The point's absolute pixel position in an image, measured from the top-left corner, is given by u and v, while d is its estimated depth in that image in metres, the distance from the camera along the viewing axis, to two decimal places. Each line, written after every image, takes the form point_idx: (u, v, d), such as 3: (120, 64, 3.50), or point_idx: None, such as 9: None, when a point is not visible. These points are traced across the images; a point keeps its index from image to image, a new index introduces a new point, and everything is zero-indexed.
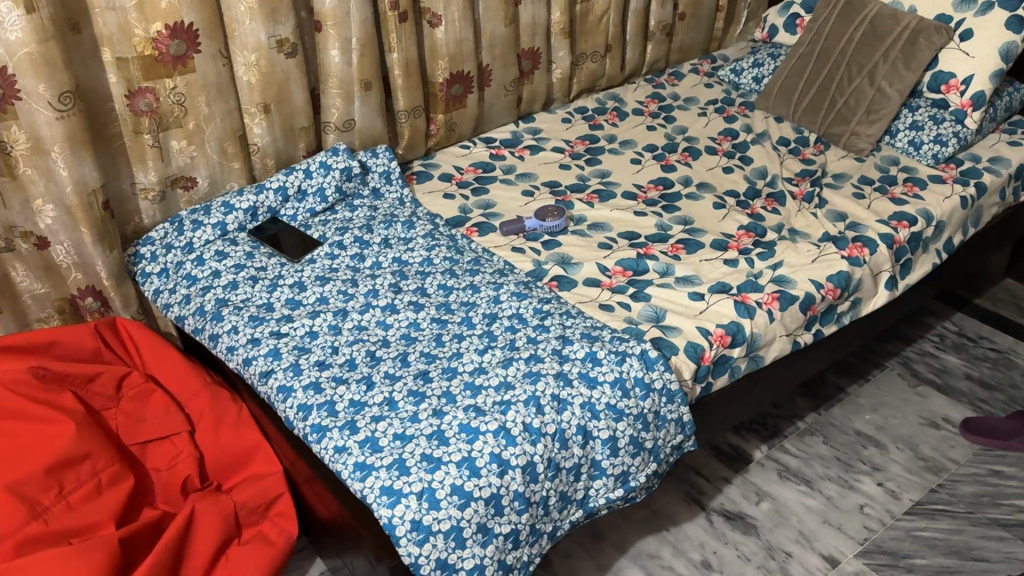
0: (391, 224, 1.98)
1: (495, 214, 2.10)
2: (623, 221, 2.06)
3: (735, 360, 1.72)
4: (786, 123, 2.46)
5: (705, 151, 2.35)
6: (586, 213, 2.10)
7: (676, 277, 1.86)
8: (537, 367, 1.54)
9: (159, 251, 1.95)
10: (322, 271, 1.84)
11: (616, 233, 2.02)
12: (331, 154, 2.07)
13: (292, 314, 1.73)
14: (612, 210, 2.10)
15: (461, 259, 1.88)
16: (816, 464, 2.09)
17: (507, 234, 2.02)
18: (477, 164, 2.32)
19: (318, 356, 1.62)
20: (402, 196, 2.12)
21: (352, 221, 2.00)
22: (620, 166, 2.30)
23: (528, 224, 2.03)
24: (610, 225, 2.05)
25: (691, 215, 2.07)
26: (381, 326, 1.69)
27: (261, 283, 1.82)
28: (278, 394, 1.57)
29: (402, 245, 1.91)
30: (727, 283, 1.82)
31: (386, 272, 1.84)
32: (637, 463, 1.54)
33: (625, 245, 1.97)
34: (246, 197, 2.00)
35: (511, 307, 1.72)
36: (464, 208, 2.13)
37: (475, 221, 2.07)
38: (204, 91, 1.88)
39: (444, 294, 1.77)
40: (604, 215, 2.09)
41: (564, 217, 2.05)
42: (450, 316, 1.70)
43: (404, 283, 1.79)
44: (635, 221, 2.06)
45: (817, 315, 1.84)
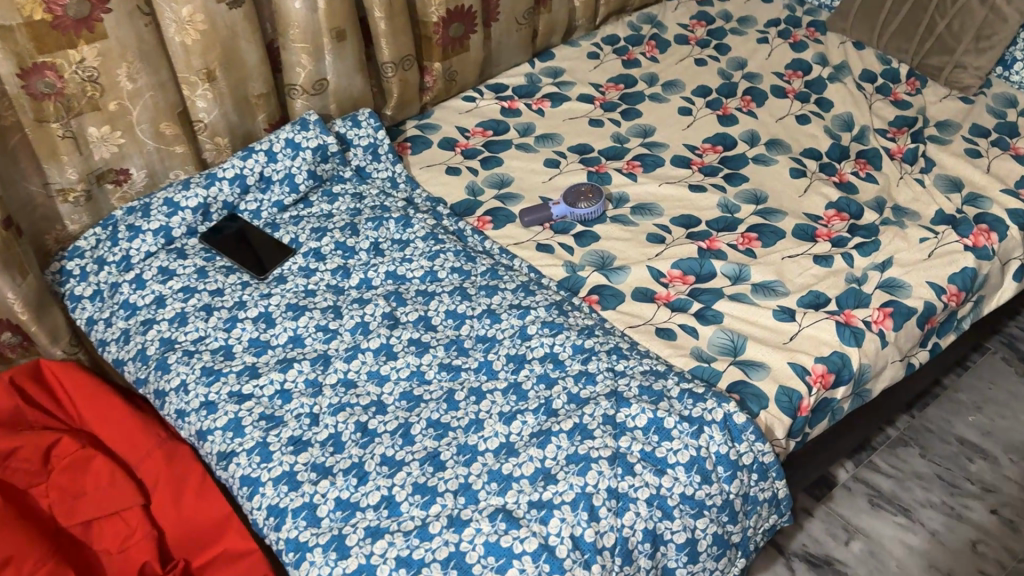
0: (381, 218, 1.54)
1: (512, 195, 1.67)
2: (675, 201, 1.63)
3: (837, 402, 1.32)
4: (868, 51, 1.97)
5: (770, 94, 1.88)
6: (628, 189, 1.66)
7: (752, 284, 1.44)
8: (586, 447, 1.14)
9: (90, 267, 1.54)
10: (294, 296, 1.42)
11: (668, 219, 1.59)
12: (300, 128, 1.62)
13: (257, 363, 1.33)
14: (660, 184, 1.66)
15: (474, 268, 1.46)
16: (914, 487, 1.72)
17: (529, 225, 1.59)
18: (485, 123, 1.86)
19: (291, 430, 1.23)
20: (394, 175, 1.68)
21: (332, 217, 1.57)
22: (665, 119, 1.84)
23: (556, 211, 1.60)
24: (660, 207, 1.62)
25: (761, 189, 1.63)
26: (374, 379, 1.28)
27: (216, 315, 1.41)
28: (242, 488, 1.19)
29: (397, 251, 1.49)
30: (821, 292, 1.40)
31: (377, 294, 1.42)
32: (722, 565, 1.17)
33: (681, 237, 1.55)
34: (192, 191, 1.56)
35: (542, 345, 1.31)
36: (472, 187, 1.69)
37: (487, 207, 1.64)
38: (123, 60, 1.43)
39: (454, 325, 1.36)
40: (651, 193, 1.65)
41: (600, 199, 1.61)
42: (465, 362, 1.30)
43: (401, 310, 1.38)
44: (691, 201, 1.62)
45: (935, 328, 1.43)
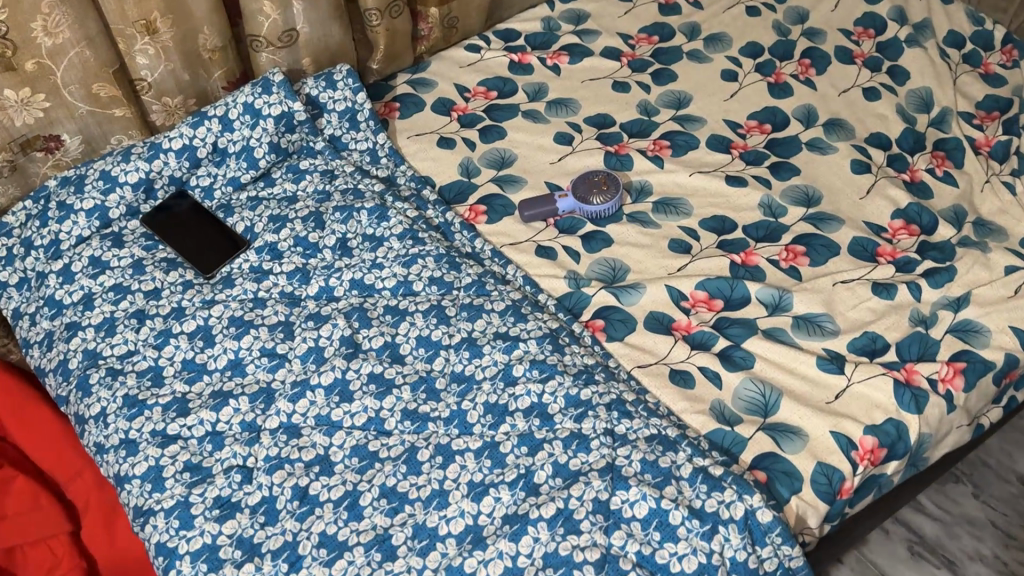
0: (353, 208, 1.30)
1: (513, 179, 1.41)
2: (707, 197, 1.35)
3: (887, 478, 1.08)
4: (956, 6, 1.64)
5: (834, 58, 1.56)
6: (651, 178, 1.39)
7: (793, 317, 1.18)
8: (570, 546, 0.93)
9: (16, 249, 1.32)
10: (240, 306, 1.19)
11: (697, 221, 1.32)
12: (262, 92, 1.35)
13: (189, 395, 1.11)
14: (691, 173, 1.38)
15: (456, 279, 1.22)
16: (962, 534, 1.49)
17: (529, 220, 1.34)
18: (490, 82, 1.57)
19: (218, 489, 1.02)
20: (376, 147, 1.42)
21: (295, 201, 1.33)
22: (703, 84, 1.54)
23: (563, 205, 1.34)
24: (688, 204, 1.35)
25: (813, 186, 1.35)
26: (323, 426, 1.06)
27: (149, 325, 1.19)
28: (157, 558, 1.00)
29: (368, 252, 1.25)
30: (877, 334, 1.15)
31: (339, 309, 1.18)
32: None
33: (710, 247, 1.29)
34: (133, 164, 1.32)
35: (529, 393, 1.07)
36: (467, 166, 1.43)
37: (482, 194, 1.39)
38: (38, 11, 1.16)
39: (426, 357, 1.13)
40: (679, 185, 1.38)
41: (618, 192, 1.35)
42: (433, 410, 1.07)
43: (364, 333, 1.15)
44: (728, 198, 1.35)
45: (1014, 381, 1.18)
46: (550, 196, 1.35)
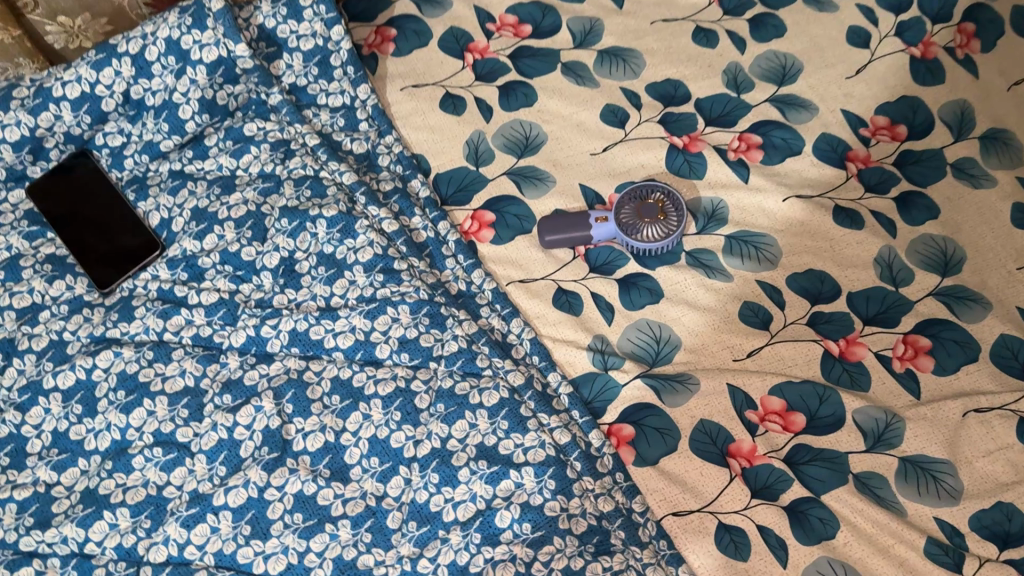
0: (306, 215, 0.93)
1: (538, 173, 1.03)
2: (803, 239, 0.97)
3: None
4: None
5: (1010, 25, 1.11)
6: (728, 197, 1.00)
7: (899, 458, 0.84)
8: None
9: None
10: (136, 356, 0.87)
11: (783, 277, 0.95)
12: (194, 26, 0.95)
13: (55, 492, 0.82)
14: (785, 197, 0.99)
15: (436, 346, 0.88)
16: None
17: (550, 247, 0.97)
18: (524, 9, 1.14)
19: None
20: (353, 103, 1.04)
21: (232, 187, 0.97)
22: (819, 46, 1.10)
23: (597, 233, 0.96)
24: (774, 248, 0.97)
25: (954, 241, 0.96)
26: (223, 572, 0.77)
27: (17, 368, 0.88)
28: None
29: (321, 287, 0.91)
30: (1014, 509, 0.82)
31: (269, 380, 0.86)
32: None
33: (797, 322, 0.92)
34: (12, 115, 0.95)
35: (513, 561, 0.77)
36: (477, 145, 1.05)
37: (492, 194, 1.01)
38: None
39: (379, 473, 0.81)
40: (765, 213, 0.99)
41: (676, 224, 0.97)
42: (379, 565, 0.77)
43: (296, 426, 0.83)
44: (831, 244, 0.96)
45: None
46: (584, 215, 0.97)
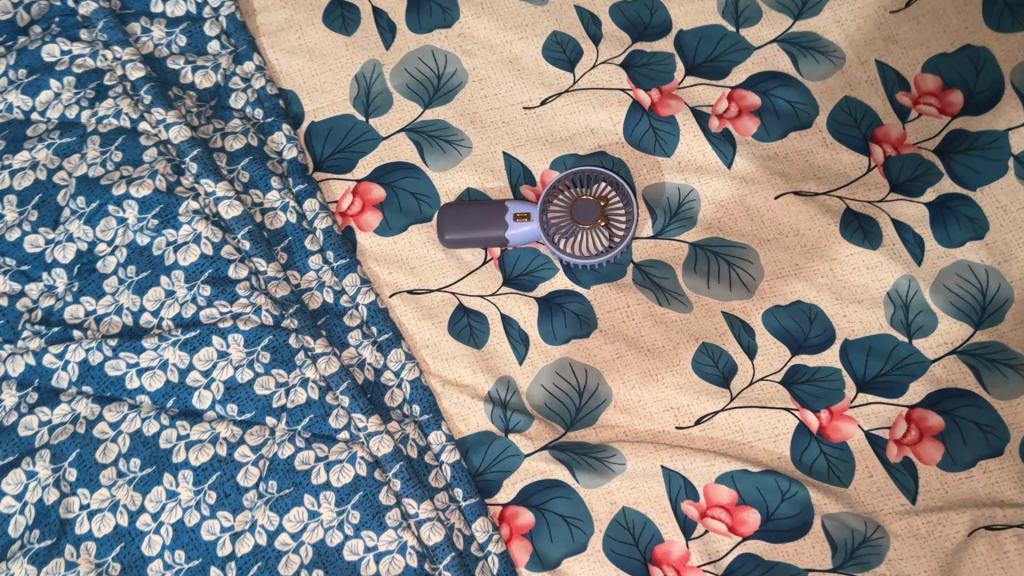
0: (110, 195, 0.69)
1: (449, 132, 0.75)
2: (795, 255, 0.71)
3: None
4: None
5: None
6: (702, 186, 0.73)
7: None
8: None
9: None
10: None
11: (760, 311, 0.70)
12: None
13: None
14: (779, 193, 0.72)
15: (274, 395, 0.66)
16: None
17: (452, 247, 0.72)
18: None
19: None
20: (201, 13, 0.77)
21: (22, 139, 0.71)
22: None
23: (513, 236, 0.71)
24: (754, 267, 0.71)
25: (1001, 275, 0.70)
26: None
27: None
28: None
29: (128, 296, 0.68)
30: None
31: (51, 432, 0.65)
32: None
33: (769, 379, 0.69)
34: None
35: None
36: (368, 84, 0.77)
37: (384, 159, 0.75)
38: None
39: (184, 572, 0.62)
40: (749, 213, 0.72)
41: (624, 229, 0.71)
42: None
43: (79, 500, 0.64)
44: (832, 267, 0.71)
45: None
46: (499, 208, 0.71)
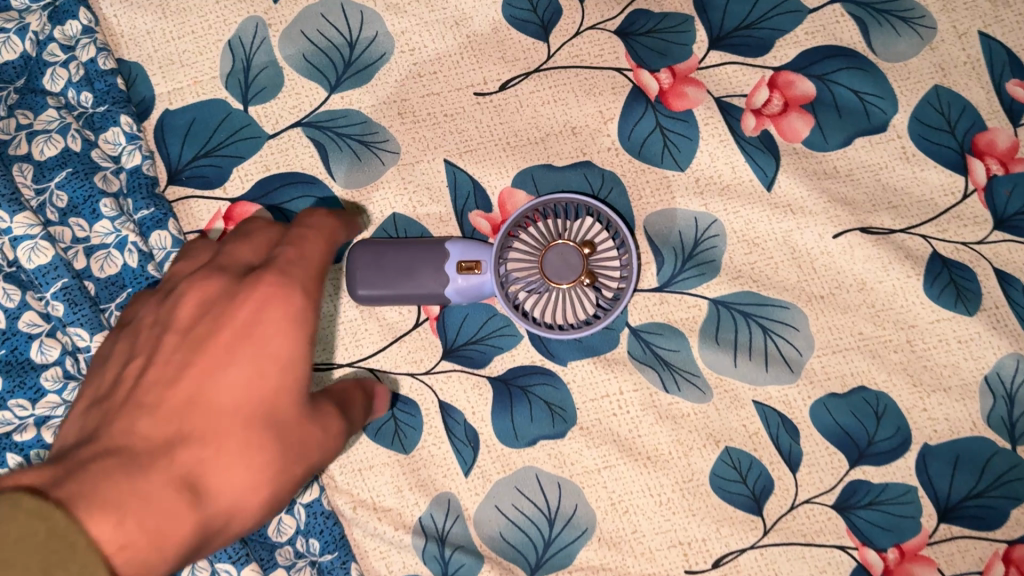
0: None
1: (366, 128, 0.52)
2: (857, 320, 0.50)
3: None
4: None
5: None
6: (730, 216, 0.51)
7: None
8: None
9: None
10: None
11: (807, 403, 0.50)
12: None
13: None
14: (839, 229, 0.51)
15: None
16: None
17: (368, 304, 0.50)
18: None
19: None
20: None
21: None
22: None
23: (461, 293, 0.49)
24: (799, 337, 0.50)
25: None
26: None
27: None
28: None
29: None
30: None
31: None
32: None
33: (816, 503, 0.49)
34: None
35: None
36: (250, 54, 0.53)
37: (273, 168, 0.52)
38: None
39: None
40: (796, 257, 0.51)
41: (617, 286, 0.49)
42: None
43: None
44: (909, 338, 0.50)
45: None
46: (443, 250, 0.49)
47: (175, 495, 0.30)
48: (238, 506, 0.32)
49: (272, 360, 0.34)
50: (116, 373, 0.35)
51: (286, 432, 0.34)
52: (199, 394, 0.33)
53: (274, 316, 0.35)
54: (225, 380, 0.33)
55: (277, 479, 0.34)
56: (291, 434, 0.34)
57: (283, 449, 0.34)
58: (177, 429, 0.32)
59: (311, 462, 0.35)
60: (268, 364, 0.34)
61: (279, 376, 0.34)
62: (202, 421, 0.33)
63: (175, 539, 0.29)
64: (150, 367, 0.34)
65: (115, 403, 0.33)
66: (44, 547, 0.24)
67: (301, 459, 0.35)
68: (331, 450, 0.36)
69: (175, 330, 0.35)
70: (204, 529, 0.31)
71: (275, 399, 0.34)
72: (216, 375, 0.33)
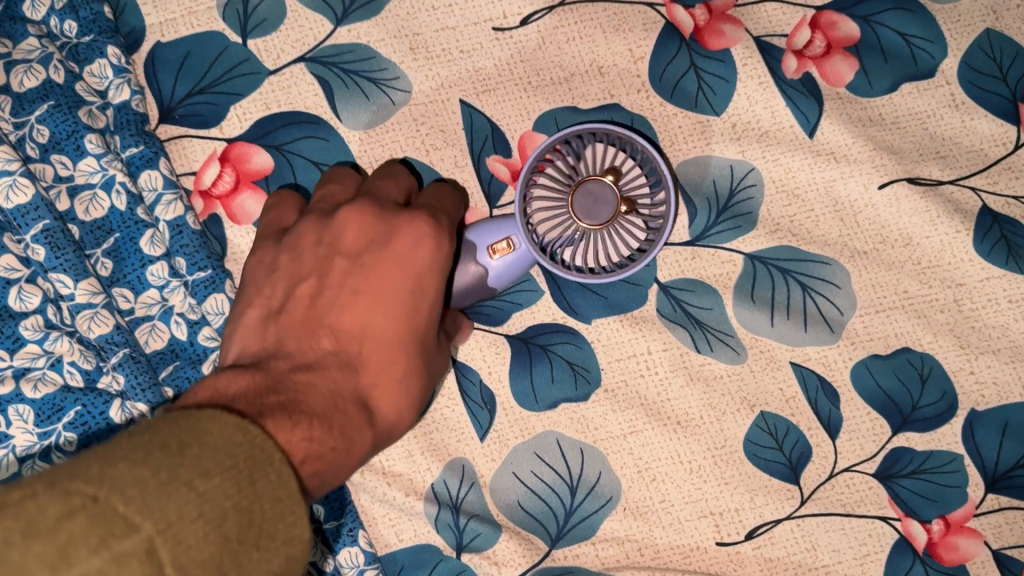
0: None
1: (374, 63, 0.48)
2: (901, 278, 0.47)
3: None
4: None
5: None
6: (768, 164, 0.48)
7: None
8: None
9: None
10: None
11: (848, 364, 0.46)
12: None
13: None
14: (884, 180, 0.47)
15: None
16: None
17: None
18: None
19: None
20: None
21: None
22: None
23: (502, 277, 0.45)
24: (840, 295, 0.47)
25: None
26: None
27: None
28: None
29: None
30: None
31: None
32: None
33: (856, 470, 0.46)
34: None
35: None
36: None
37: (273, 108, 0.48)
38: None
39: None
40: (837, 209, 0.47)
41: (654, 213, 0.44)
42: None
43: None
44: (957, 297, 0.47)
45: None
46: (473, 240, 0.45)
47: (355, 409, 0.34)
48: (401, 416, 0.37)
49: (425, 295, 0.37)
50: (283, 288, 0.38)
51: (430, 357, 0.38)
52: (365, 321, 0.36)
53: (424, 250, 0.37)
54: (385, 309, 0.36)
55: (419, 399, 0.38)
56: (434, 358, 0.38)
57: (425, 372, 0.38)
58: (357, 347, 0.36)
59: (439, 381, 0.40)
60: (420, 297, 0.37)
61: (429, 311, 0.37)
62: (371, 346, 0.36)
63: (362, 446, 0.33)
64: (318, 293, 0.37)
65: (296, 317, 0.36)
66: (250, 461, 0.24)
67: (428, 386, 0.38)
68: (442, 372, 0.41)
69: (340, 253, 0.37)
70: (378, 439, 0.35)
71: (424, 330, 0.37)
72: (378, 302, 0.36)
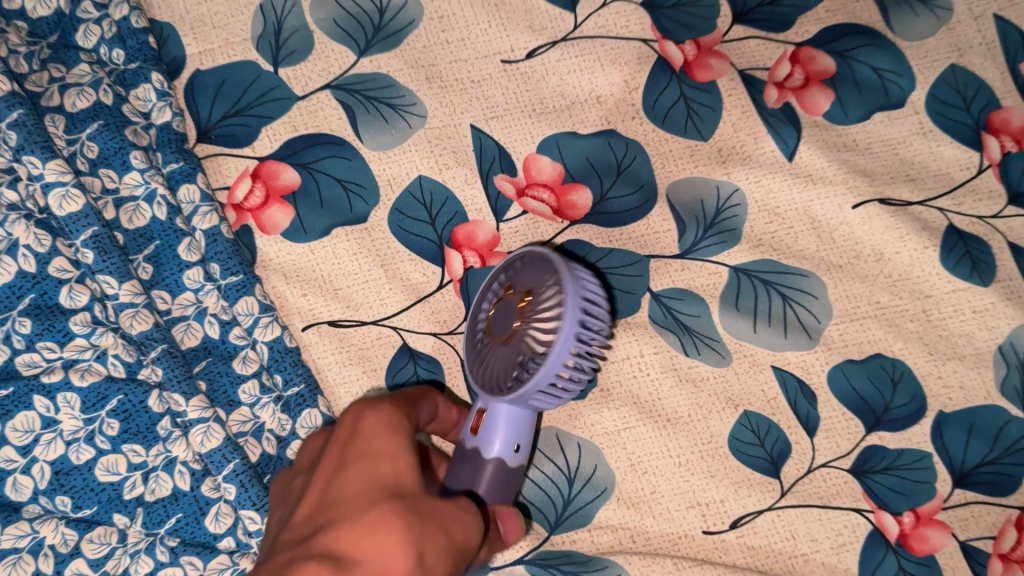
0: None
1: (391, 91, 0.53)
2: (874, 289, 0.51)
3: None
4: None
5: None
6: (751, 185, 0.52)
7: None
8: None
9: None
10: None
11: (825, 368, 0.50)
12: None
13: None
14: (859, 200, 0.52)
15: (127, 482, 0.46)
16: None
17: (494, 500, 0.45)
18: None
19: None
20: None
21: None
22: None
23: (512, 416, 0.45)
24: (817, 305, 0.51)
25: None
26: None
27: None
28: None
29: None
30: None
31: None
32: None
33: (833, 466, 0.49)
34: None
35: None
36: (280, 18, 0.53)
37: (299, 130, 0.52)
38: None
39: None
40: (815, 226, 0.52)
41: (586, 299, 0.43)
42: None
43: None
44: (926, 307, 0.51)
45: None
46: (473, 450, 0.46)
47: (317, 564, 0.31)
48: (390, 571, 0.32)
49: (383, 455, 0.38)
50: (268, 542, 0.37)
51: (416, 506, 0.36)
52: (328, 497, 0.36)
53: (376, 432, 0.39)
54: (342, 486, 0.36)
55: (424, 555, 0.34)
56: (421, 506, 0.36)
57: (414, 518, 0.35)
58: (317, 525, 0.34)
59: (451, 537, 0.36)
60: (380, 459, 0.38)
61: (391, 464, 0.37)
62: (340, 510, 0.35)
63: None
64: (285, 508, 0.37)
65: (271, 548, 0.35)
66: None
67: (435, 540, 0.35)
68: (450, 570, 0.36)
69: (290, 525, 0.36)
70: None
71: (393, 481, 0.37)
72: (329, 506, 0.35)
